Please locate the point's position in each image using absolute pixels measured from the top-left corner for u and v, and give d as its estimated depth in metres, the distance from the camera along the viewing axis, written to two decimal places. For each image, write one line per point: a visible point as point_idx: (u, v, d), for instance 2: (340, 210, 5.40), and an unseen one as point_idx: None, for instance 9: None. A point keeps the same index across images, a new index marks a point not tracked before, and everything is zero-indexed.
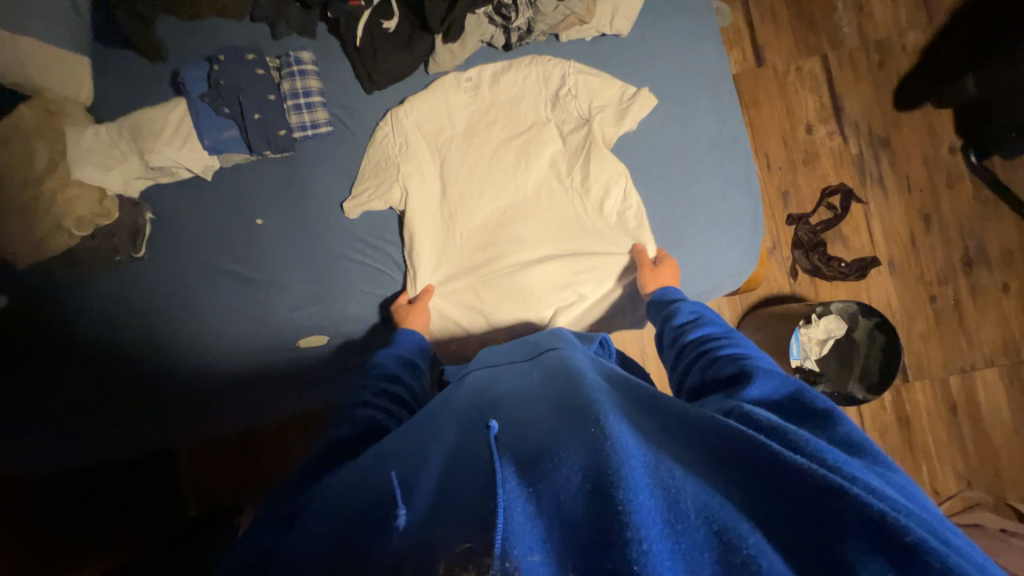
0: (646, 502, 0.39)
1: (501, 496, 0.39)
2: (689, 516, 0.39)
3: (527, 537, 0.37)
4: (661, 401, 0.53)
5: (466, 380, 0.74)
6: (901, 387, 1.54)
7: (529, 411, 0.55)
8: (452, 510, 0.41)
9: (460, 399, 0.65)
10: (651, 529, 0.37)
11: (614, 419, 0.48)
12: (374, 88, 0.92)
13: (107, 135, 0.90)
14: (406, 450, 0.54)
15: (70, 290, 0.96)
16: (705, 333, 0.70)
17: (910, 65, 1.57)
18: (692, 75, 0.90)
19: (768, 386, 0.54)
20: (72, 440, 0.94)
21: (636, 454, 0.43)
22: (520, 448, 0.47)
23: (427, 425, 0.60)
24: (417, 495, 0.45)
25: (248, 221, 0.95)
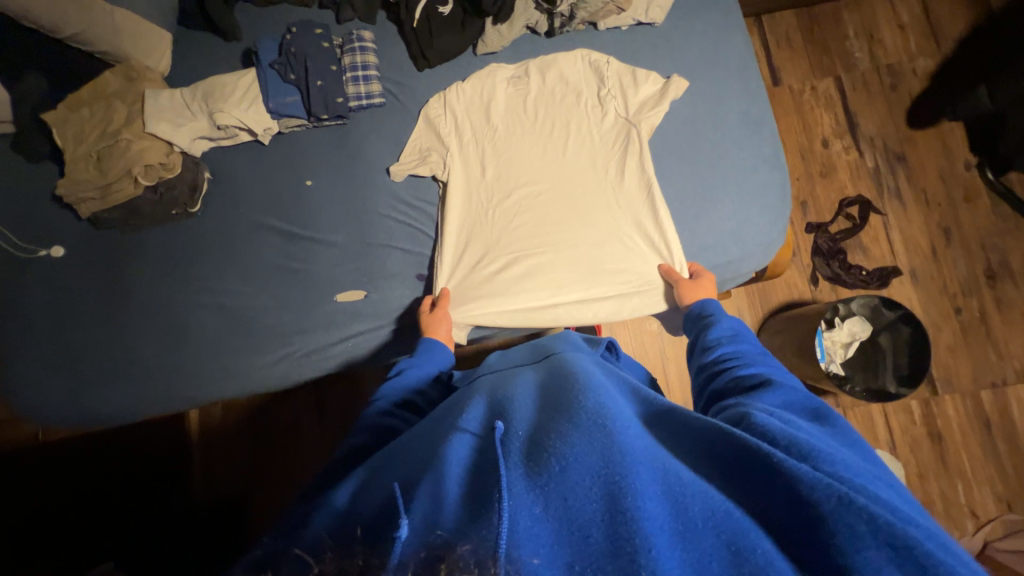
0: (652, 510, 0.42)
1: (509, 506, 0.42)
2: (694, 524, 0.42)
3: (533, 540, 0.40)
4: (666, 416, 0.56)
5: (474, 382, 0.74)
6: (930, 400, 1.50)
7: (539, 411, 0.58)
8: (463, 513, 0.43)
9: (471, 396, 0.67)
10: (659, 537, 0.40)
11: (620, 426, 0.50)
12: (426, 65, 1.01)
13: (181, 97, 0.99)
14: (421, 453, 0.57)
15: (123, 244, 1.01)
16: (727, 350, 0.70)
17: (922, 86, 1.65)
18: (720, 61, 0.97)
19: (784, 403, 0.56)
20: (111, 384, 0.96)
21: (641, 461, 0.46)
22: (528, 452, 0.50)
23: (437, 425, 0.62)
24: (429, 490, 0.47)
25: (298, 181, 1.01)
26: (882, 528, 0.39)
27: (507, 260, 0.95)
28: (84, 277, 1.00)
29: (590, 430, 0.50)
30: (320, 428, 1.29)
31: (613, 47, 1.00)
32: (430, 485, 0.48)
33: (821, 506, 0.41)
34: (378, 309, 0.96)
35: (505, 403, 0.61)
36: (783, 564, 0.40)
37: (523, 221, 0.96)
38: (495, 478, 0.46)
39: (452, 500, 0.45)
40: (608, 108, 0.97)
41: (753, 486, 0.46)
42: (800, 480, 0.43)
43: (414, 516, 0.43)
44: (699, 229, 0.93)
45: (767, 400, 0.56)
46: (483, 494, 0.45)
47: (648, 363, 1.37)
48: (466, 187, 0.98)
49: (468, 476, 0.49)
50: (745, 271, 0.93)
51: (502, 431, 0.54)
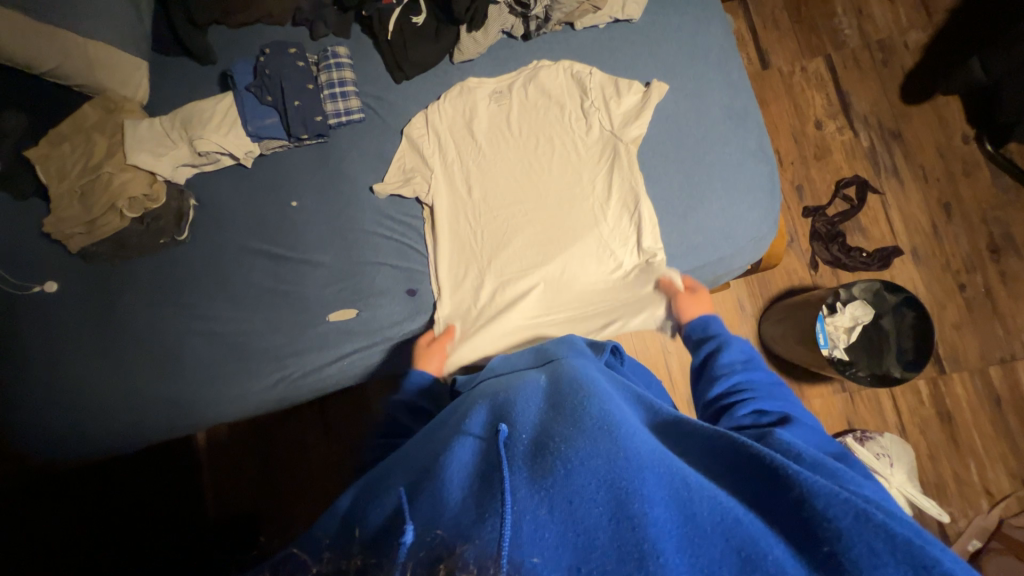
0: (660, 517, 0.42)
1: (512, 511, 0.42)
2: (704, 530, 0.42)
3: (536, 545, 0.40)
4: (679, 425, 0.55)
5: (476, 388, 0.73)
6: (938, 380, 1.48)
7: (544, 410, 0.56)
8: (466, 514, 0.43)
9: (471, 400, 0.66)
10: (665, 542, 0.40)
11: (626, 431, 0.50)
12: (404, 78, 0.99)
13: (160, 126, 0.98)
14: (422, 459, 0.56)
15: (111, 276, 1.01)
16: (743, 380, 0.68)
17: (915, 60, 1.61)
18: (701, 53, 0.95)
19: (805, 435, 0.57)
20: (114, 411, 0.97)
21: (650, 468, 0.46)
22: (530, 454, 0.49)
23: (440, 431, 0.62)
24: (433, 502, 0.46)
25: (283, 203, 1.01)
26: (899, 540, 0.38)
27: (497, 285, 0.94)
28: (81, 307, 1.00)
29: (594, 433, 0.49)
30: (327, 443, 1.29)
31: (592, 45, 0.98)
32: (435, 491, 0.48)
33: (834, 518, 0.41)
34: (369, 327, 0.96)
35: (509, 402, 0.59)
36: (796, 572, 0.39)
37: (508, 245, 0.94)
38: (498, 480, 0.46)
39: (455, 503, 0.45)
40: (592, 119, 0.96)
41: (764, 490, 0.46)
42: (814, 493, 0.43)
43: (418, 522, 0.44)
44: (690, 230, 0.91)
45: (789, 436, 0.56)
46: (485, 494, 0.45)
47: (649, 360, 1.36)
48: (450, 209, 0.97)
49: (471, 479, 0.48)
50: (738, 268, 0.92)
51: (507, 433, 0.52)
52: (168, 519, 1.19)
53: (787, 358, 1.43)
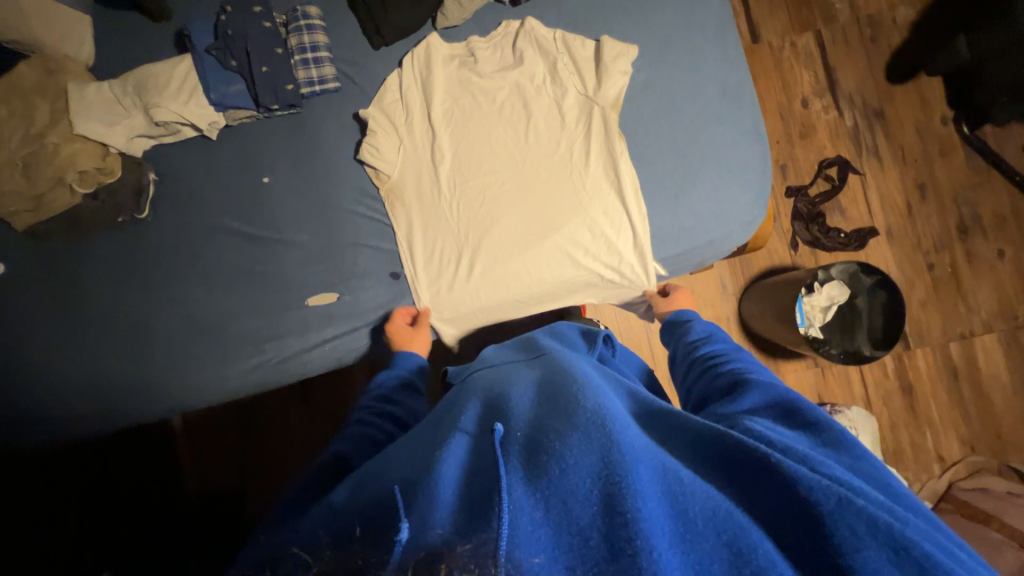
0: (654, 514, 0.41)
1: (508, 508, 0.41)
2: (696, 526, 0.42)
3: (532, 542, 0.39)
4: (672, 420, 0.54)
5: (469, 380, 0.72)
6: (903, 354, 1.55)
7: (536, 405, 0.56)
8: (462, 518, 0.42)
9: (463, 396, 0.65)
10: (660, 539, 0.39)
11: (621, 425, 0.49)
12: (382, 43, 0.91)
13: (110, 90, 0.89)
14: (418, 453, 0.55)
15: (61, 255, 0.93)
16: (711, 351, 0.75)
17: (901, 38, 1.60)
18: (699, 23, 0.89)
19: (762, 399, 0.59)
20: (82, 397, 0.91)
21: (644, 463, 0.45)
22: (527, 451, 0.48)
23: (430, 431, 0.60)
24: (420, 498, 0.45)
25: (254, 180, 0.94)
26: (877, 523, 0.40)
27: (477, 263, 0.89)
28: (38, 284, 0.93)
29: (588, 429, 0.48)
30: (308, 422, 1.27)
31: (614, 66, 0.86)
32: (430, 489, 0.45)
33: (817, 501, 0.42)
34: (351, 311, 0.92)
35: (503, 400, 0.58)
36: (781, 563, 0.41)
37: (466, 210, 0.90)
38: (494, 480, 0.44)
39: (447, 502, 0.44)
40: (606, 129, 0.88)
41: (756, 480, 0.46)
42: (798, 480, 0.43)
43: (417, 521, 0.42)
44: (678, 212, 0.88)
45: (745, 402, 0.59)
46: (481, 496, 0.44)
47: (633, 339, 1.38)
48: (421, 183, 0.92)
49: (463, 479, 0.47)
50: (726, 251, 0.90)
51: (502, 431, 0.51)
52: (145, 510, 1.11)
53: (765, 335, 1.47)
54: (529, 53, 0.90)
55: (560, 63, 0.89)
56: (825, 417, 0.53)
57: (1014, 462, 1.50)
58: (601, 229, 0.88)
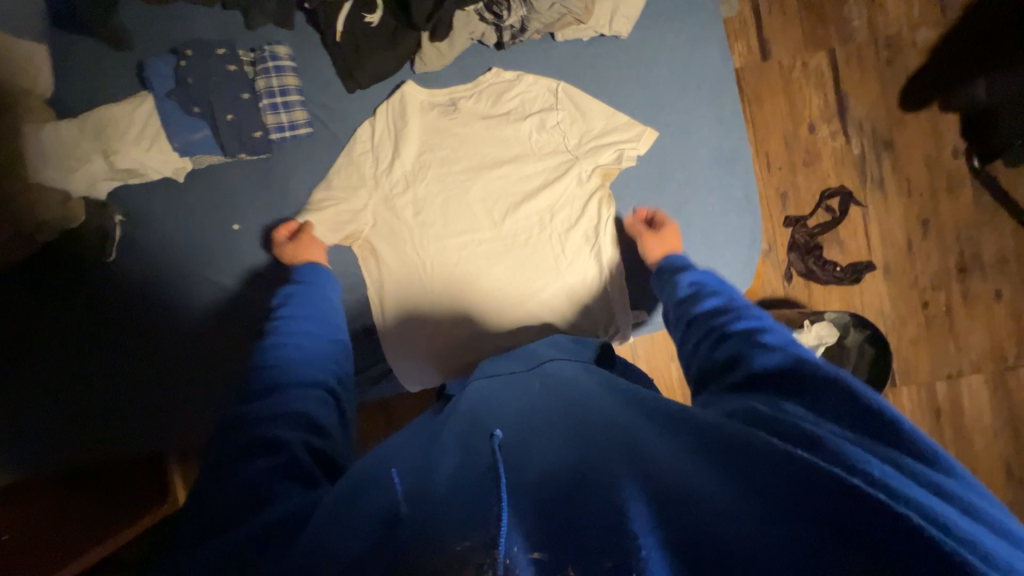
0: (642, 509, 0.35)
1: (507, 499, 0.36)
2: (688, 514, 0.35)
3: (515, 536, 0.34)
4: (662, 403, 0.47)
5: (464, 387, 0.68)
6: (888, 391, 1.55)
7: (523, 408, 0.50)
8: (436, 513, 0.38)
9: (458, 401, 0.60)
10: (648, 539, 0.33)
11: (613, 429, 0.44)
12: (357, 87, 0.86)
13: (68, 131, 0.84)
14: (398, 451, 0.50)
15: (23, 296, 0.89)
16: (708, 306, 0.65)
17: (920, 62, 1.51)
18: (694, 80, 0.83)
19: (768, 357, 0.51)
20: (52, 432, 0.89)
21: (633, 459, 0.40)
22: (530, 448, 0.43)
23: (408, 434, 0.55)
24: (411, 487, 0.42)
25: (225, 226, 0.91)
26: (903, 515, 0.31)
27: (448, 324, 0.88)
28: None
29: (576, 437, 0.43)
30: None
31: (607, 126, 0.83)
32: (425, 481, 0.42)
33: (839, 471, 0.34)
34: None
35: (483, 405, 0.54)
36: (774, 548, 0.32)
37: (442, 266, 0.87)
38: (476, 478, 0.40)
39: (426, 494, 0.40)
40: (593, 191, 0.84)
41: (780, 459, 0.36)
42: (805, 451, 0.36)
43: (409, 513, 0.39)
44: None
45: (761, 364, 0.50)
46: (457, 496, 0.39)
47: None
48: (394, 235, 0.88)
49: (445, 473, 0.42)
50: None
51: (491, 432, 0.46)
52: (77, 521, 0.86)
53: None
54: (517, 106, 0.85)
55: (550, 115, 0.84)
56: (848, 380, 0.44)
57: None
58: (576, 295, 0.86)
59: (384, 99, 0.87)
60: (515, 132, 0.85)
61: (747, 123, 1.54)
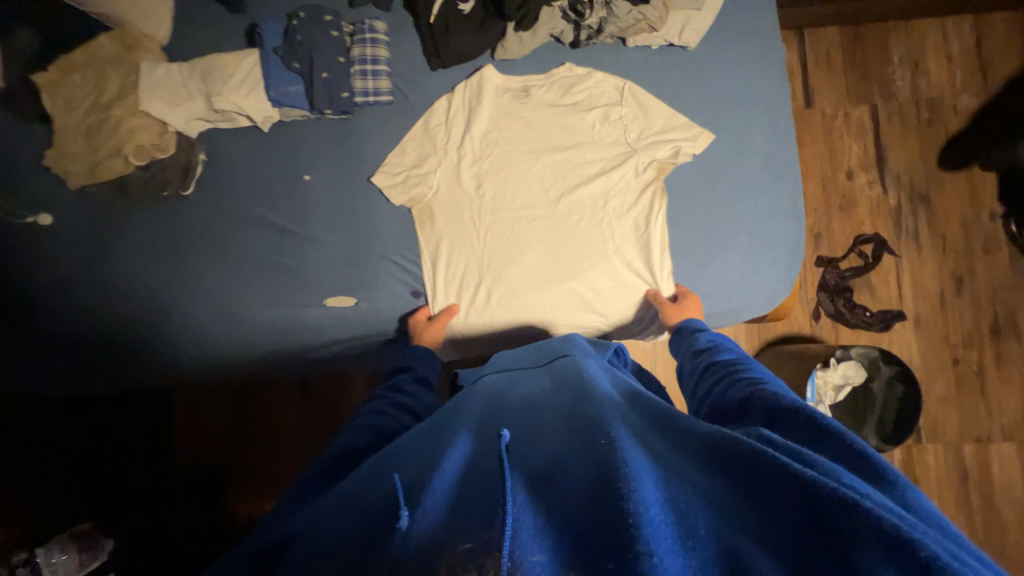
0: (655, 515, 0.38)
1: (512, 509, 0.40)
2: (697, 531, 0.39)
3: (531, 540, 0.38)
4: (670, 421, 0.51)
5: (479, 384, 0.72)
6: (912, 447, 1.50)
7: (540, 418, 0.55)
8: (453, 517, 0.41)
9: (472, 399, 0.65)
10: (661, 544, 0.36)
11: (624, 434, 0.47)
12: (439, 66, 0.94)
13: (179, 72, 0.93)
14: (422, 449, 0.55)
15: (93, 221, 0.96)
16: (722, 360, 0.69)
17: (960, 126, 1.57)
18: (752, 93, 0.89)
19: (773, 401, 0.54)
20: (94, 360, 0.95)
21: (643, 466, 0.43)
22: (533, 464, 0.47)
23: (428, 431, 0.59)
24: (420, 485, 0.45)
25: (295, 176, 0.96)
26: (887, 536, 0.35)
27: (494, 292, 0.91)
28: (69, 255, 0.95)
29: (591, 438, 0.47)
30: (302, 410, 1.32)
31: (666, 125, 0.89)
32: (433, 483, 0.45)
33: (824, 500, 0.37)
34: (369, 318, 0.94)
35: (502, 411, 0.58)
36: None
37: (494, 235, 0.92)
38: (497, 484, 0.43)
39: (440, 496, 0.44)
40: (645, 184, 0.90)
41: (781, 487, 0.40)
42: (802, 476, 0.39)
43: (419, 513, 0.42)
44: (701, 279, 0.88)
45: (757, 414, 0.54)
46: (479, 502, 0.42)
47: None
48: (452, 203, 0.93)
49: (463, 476, 0.46)
50: (745, 321, 0.89)
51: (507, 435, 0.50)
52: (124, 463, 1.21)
53: None
54: (583, 98, 0.92)
55: (614, 110, 0.91)
56: (831, 419, 0.48)
57: None
58: (618, 278, 0.90)
59: (463, 80, 0.94)
60: (577, 124, 0.92)
61: None
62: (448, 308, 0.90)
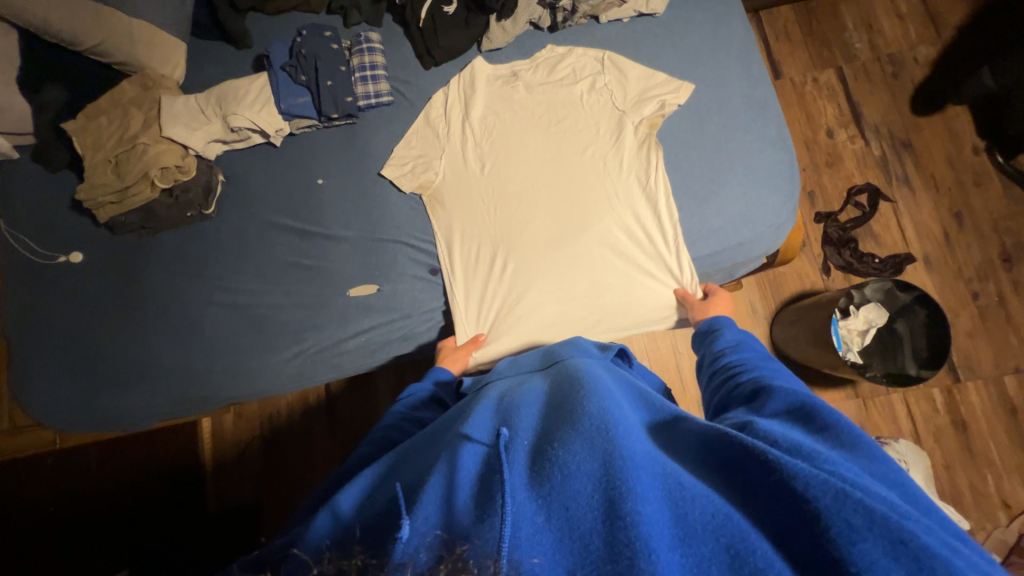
0: (651, 514, 0.41)
1: (511, 512, 0.42)
2: (693, 528, 0.41)
3: (530, 546, 0.40)
4: (677, 427, 0.54)
5: (482, 388, 0.75)
6: (951, 388, 1.47)
7: (543, 415, 0.57)
8: (470, 516, 0.43)
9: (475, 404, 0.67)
10: (658, 541, 0.39)
11: (623, 431, 0.49)
12: (433, 64, 1.02)
13: (197, 102, 1.02)
14: (427, 458, 0.57)
15: (124, 254, 1.03)
16: (730, 359, 0.72)
17: (924, 73, 1.65)
18: (723, 44, 0.96)
19: (780, 401, 0.56)
20: (125, 387, 0.97)
21: (641, 465, 0.45)
22: (534, 462, 0.48)
23: (432, 442, 0.61)
24: (420, 496, 0.47)
25: (310, 180, 1.03)
26: (878, 521, 0.38)
27: (511, 259, 0.94)
28: (110, 288, 1.02)
29: (589, 434, 0.49)
30: (331, 435, 1.35)
31: (648, 84, 0.95)
32: (439, 491, 0.47)
33: (817, 497, 0.40)
34: (390, 302, 0.97)
35: (513, 407, 0.60)
36: (782, 564, 0.39)
37: (502, 207, 0.96)
38: (498, 482, 0.46)
39: (455, 504, 0.45)
40: (640, 142, 0.94)
41: (773, 484, 0.43)
42: (795, 475, 0.41)
43: (418, 521, 0.43)
44: (708, 215, 0.91)
45: (769, 407, 0.56)
46: (485, 500, 0.45)
47: (661, 357, 1.39)
48: (460, 184, 0.99)
49: (471, 480, 0.48)
50: (757, 253, 0.91)
51: (507, 436, 0.52)
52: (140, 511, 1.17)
53: (800, 360, 1.43)
54: (568, 73, 0.99)
55: (598, 79, 0.98)
56: (835, 417, 0.51)
57: None
58: (631, 240, 0.93)
59: (456, 74, 1.02)
60: (565, 99, 0.99)
61: None
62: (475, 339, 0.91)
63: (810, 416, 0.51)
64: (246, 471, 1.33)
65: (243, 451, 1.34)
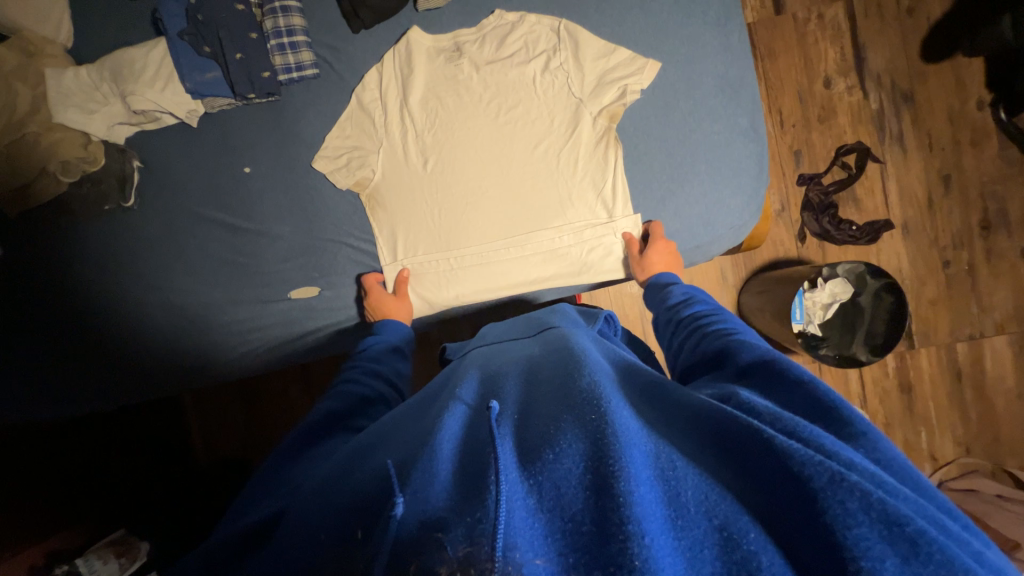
0: (645, 495, 0.37)
1: (505, 490, 0.38)
2: (686, 509, 0.38)
3: (527, 534, 0.35)
4: (670, 397, 0.50)
5: (468, 356, 0.74)
6: (905, 353, 1.51)
7: (532, 388, 0.54)
8: (454, 496, 0.39)
9: (461, 372, 0.65)
10: (652, 525, 0.36)
11: (615, 404, 0.46)
12: (362, 28, 0.87)
13: (88, 77, 0.88)
14: (410, 429, 0.52)
15: (28, 249, 0.89)
16: (696, 310, 0.72)
17: (941, 11, 1.46)
18: (698, 10, 0.86)
19: (745, 352, 0.56)
20: (73, 393, 0.93)
21: (637, 443, 0.42)
22: (527, 435, 0.45)
23: (415, 412, 0.57)
24: (416, 469, 0.43)
25: (235, 169, 0.92)
26: (891, 515, 0.35)
27: (466, 253, 0.91)
28: (25, 283, 0.89)
29: (583, 413, 0.46)
30: (308, 396, 1.33)
31: (607, 64, 0.85)
32: (425, 464, 0.42)
33: (813, 482, 0.37)
34: (334, 306, 0.94)
35: (500, 378, 0.57)
36: (776, 552, 0.36)
37: (454, 190, 0.90)
38: (489, 455, 0.42)
39: (440, 482, 0.41)
40: (600, 135, 0.87)
41: (771, 470, 0.40)
42: (790, 454, 0.39)
43: (411, 498, 0.40)
44: (665, 215, 0.89)
45: (739, 360, 0.56)
46: (471, 482, 0.40)
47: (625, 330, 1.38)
48: (402, 183, 0.91)
49: (459, 453, 0.44)
50: (715, 255, 0.91)
51: (496, 408, 0.49)
52: (124, 475, 1.18)
53: (761, 331, 1.44)
54: (519, 49, 0.88)
55: (554, 57, 0.87)
56: (798, 366, 0.51)
57: (1007, 465, 1.49)
58: (570, 252, 0.91)
59: (391, 47, 0.89)
60: (519, 78, 0.88)
61: (759, 80, 1.51)
62: (402, 276, 0.90)
63: (772, 369, 0.51)
64: (236, 431, 1.33)
65: (226, 409, 1.33)
